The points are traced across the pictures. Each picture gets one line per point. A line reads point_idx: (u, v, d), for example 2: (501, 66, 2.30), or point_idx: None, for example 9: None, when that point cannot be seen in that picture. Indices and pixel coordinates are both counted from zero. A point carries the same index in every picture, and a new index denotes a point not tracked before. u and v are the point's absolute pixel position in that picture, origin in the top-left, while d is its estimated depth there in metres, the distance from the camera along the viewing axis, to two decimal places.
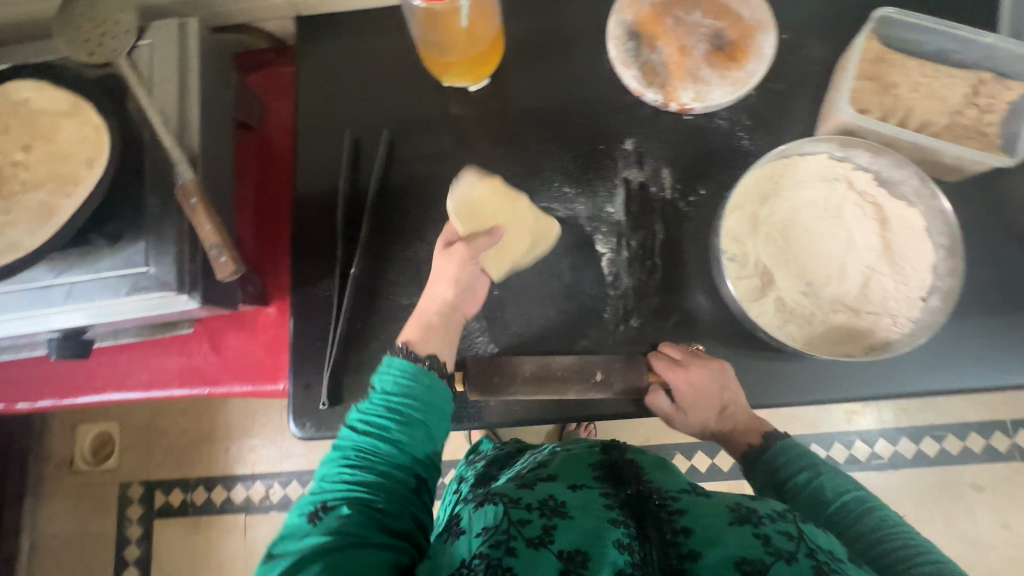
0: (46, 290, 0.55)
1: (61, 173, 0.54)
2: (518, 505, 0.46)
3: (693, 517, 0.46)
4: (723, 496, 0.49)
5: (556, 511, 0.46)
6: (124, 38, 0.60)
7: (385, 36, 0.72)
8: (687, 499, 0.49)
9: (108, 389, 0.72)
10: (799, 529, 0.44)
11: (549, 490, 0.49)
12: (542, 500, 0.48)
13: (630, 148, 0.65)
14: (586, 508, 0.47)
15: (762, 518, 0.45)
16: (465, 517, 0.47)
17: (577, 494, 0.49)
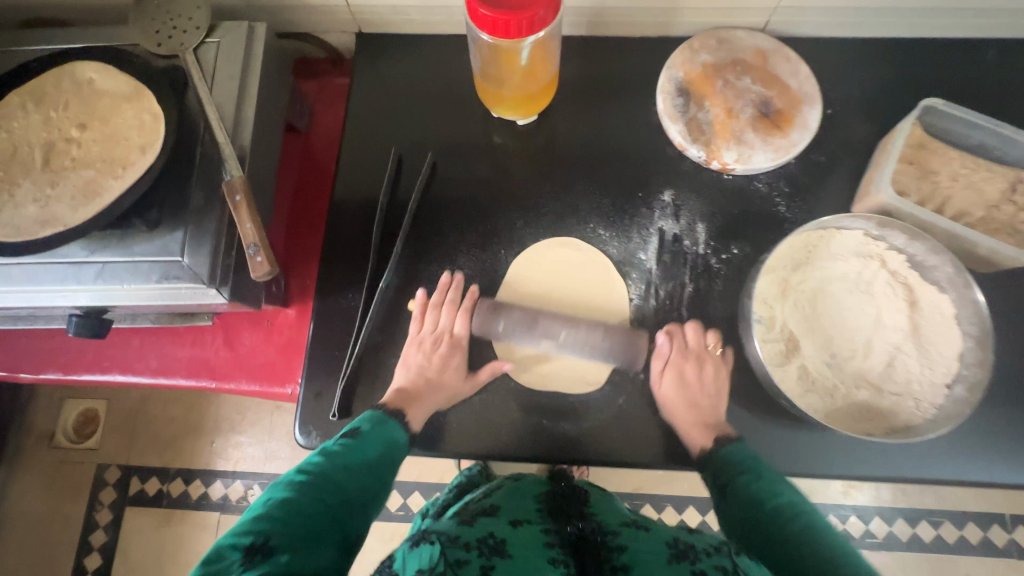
0: (80, 267, 0.55)
1: (116, 154, 0.56)
2: (456, 544, 0.49)
3: (631, 551, 0.52)
4: (663, 533, 0.55)
5: (495, 551, 0.49)
6: (195, 34, 0.62)
7: (441, 60, 0.74)
8: (625, 534, 0.56)
9: (113, 370, 0.71)
10: (734, 563, 0.51)
11: (489, 528, 0.53)
12: (481, 537, 0.51)
13: (667, 199, 0.66)
14: (524, 544, 0.51)
15: (700, 555, 0.51)
16: (400, 558, 0.47)
17: (515, 535, 0.53)
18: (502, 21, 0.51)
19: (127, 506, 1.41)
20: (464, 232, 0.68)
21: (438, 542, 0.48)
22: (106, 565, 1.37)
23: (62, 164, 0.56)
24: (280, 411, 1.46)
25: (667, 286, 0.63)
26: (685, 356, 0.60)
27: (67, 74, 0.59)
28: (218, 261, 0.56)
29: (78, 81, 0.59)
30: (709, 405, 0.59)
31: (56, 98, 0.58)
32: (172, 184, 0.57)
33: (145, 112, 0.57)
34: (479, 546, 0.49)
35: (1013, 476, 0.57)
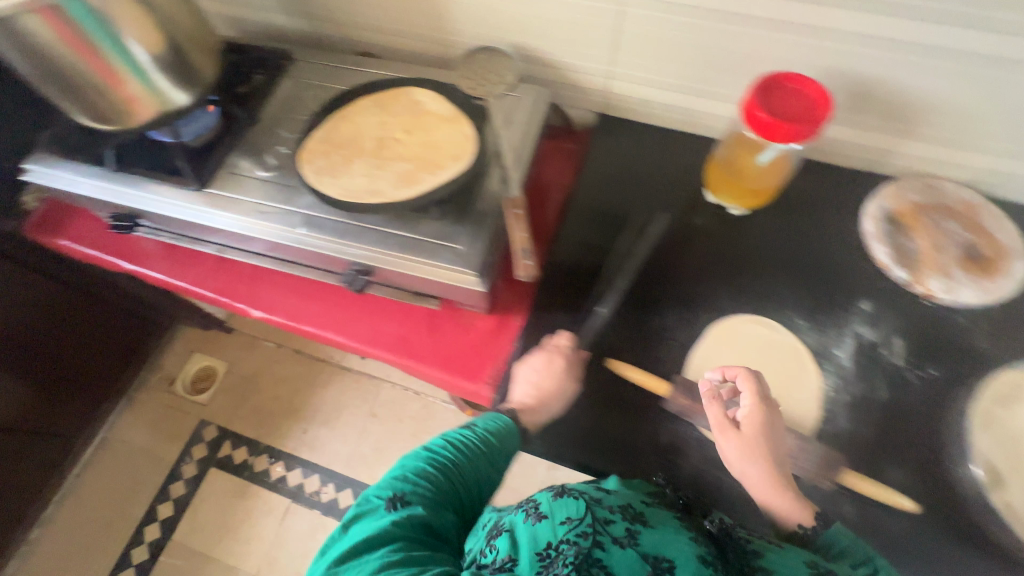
0: (377, 234, 0.68)
1: (433, 158, 0.70)
2: (600, 504, 0.52)
3: (771, 558, 0.51)
4: (800, 551, 0.52)
5: (636, 517, 0.52)
6: (500, 86, 0.78)
7: (668, 147, 0.87)
8: (761, 543, 0.53)
9: (330, 328, 0.82)
10: None
11: (626, 499, 0.55)
12: (623, 505, 0.53)
13: (865, 308, 0.71)
14: (664, 523, 0.52)
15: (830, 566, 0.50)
16: (545, 502, 0.51)
17: (654, 510, 0.54)
18: (778, 128, 0.62)
19: (212, 466, 1.48)
20: (668, 291, 0.75)
21: (584, 499, 0.51)
22: (175, 517, 1.42)
23: (389, 156, 0.71)
24: (373, 420, 1.52)
25: (862, 390, 0.66)
26: (877, 463, 0.62)
27: (406, 94, 0.76)
28: (485, 259, 0.65)
29: (412, 100, 0.75)
30: (888, 525, 0.59)
31: (394, 109, 0.75)
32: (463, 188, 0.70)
33: (462, 134, 0.71)
34: (621, 509, 0.52)
35: None
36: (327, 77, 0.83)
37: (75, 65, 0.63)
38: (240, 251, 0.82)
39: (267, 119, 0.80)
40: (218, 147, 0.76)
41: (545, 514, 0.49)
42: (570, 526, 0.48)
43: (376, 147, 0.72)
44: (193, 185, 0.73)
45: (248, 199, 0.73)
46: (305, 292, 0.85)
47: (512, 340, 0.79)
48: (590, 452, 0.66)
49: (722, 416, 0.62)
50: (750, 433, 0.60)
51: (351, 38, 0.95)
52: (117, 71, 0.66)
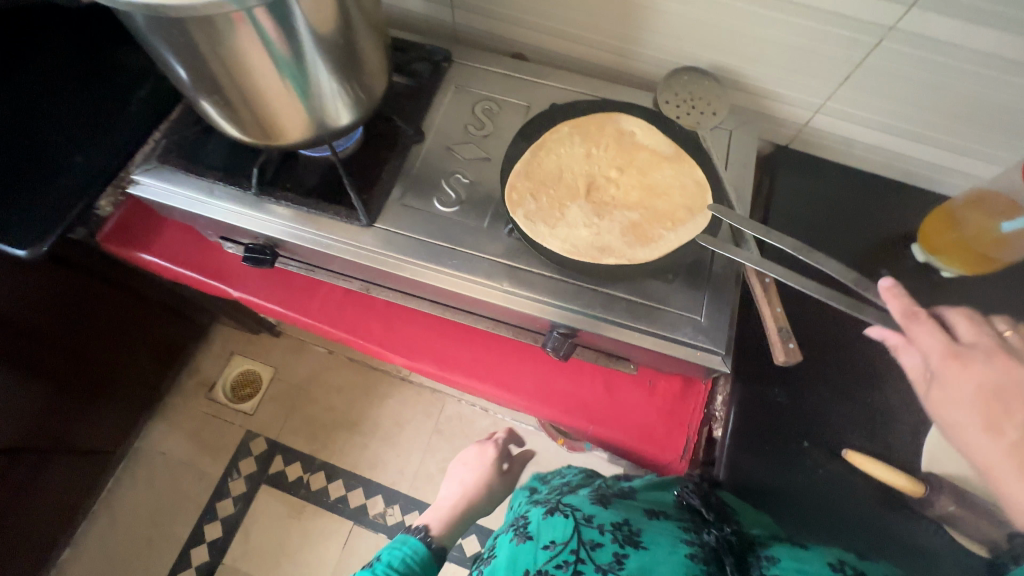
0: (601, 296, 0.58)
1: (661, 211, 0.60)
2: (591, 527, 0.58)
3: (782, 564, 0.52)
4: (819, 553, 0.52)
5: (629, 540, 0.56)
6: (713, 117, 0.68)
7: (861, 192, 0.79)
8: (779, 548, 0.55)
9: (490, 383, 0.72)
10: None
11: (622, 516, 0.60)
12: (614, 524, 0.58)
13: None
14: (659, 544, 0.56)
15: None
16: (536, 524, 0.61)
17: (656, 532, 0.58)
18: None
19: (264, 483, 1.37)
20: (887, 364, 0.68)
21: (573, 520, 0.59)
22: (226, 539, 1.31)
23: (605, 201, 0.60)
24: (438, 436, 1.42)
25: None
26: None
27: (611, 121, 0.65)
28: (730, 333, 0.57)
29: (621, 130, 0.64)
30: None
31: (601, 140, 0.64)
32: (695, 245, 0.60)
33: (690, 181, 0.61)
34: (613, 529, 0.57)
35: None
36: (498, 87, 0.71)
37: (251, 74, 0.51)
38: (391, 291, 0.69)
39: (433, 136, 0.67)
40: (383, 172, 0.64)
41: (533, 535, 0.59)
42: (554, 551, 0.56)
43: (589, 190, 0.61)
44: (362, 220, 0.61)
45: (433, 241, 0.61)
46: (458, 336, 0.74)
47: (701, 406, 0.71)
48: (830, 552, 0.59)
49: (970, 363, 0.50)
50: (995, 393, 0.49)
51: (500, 35, 0.82)
52: (295, 83, 0.53)
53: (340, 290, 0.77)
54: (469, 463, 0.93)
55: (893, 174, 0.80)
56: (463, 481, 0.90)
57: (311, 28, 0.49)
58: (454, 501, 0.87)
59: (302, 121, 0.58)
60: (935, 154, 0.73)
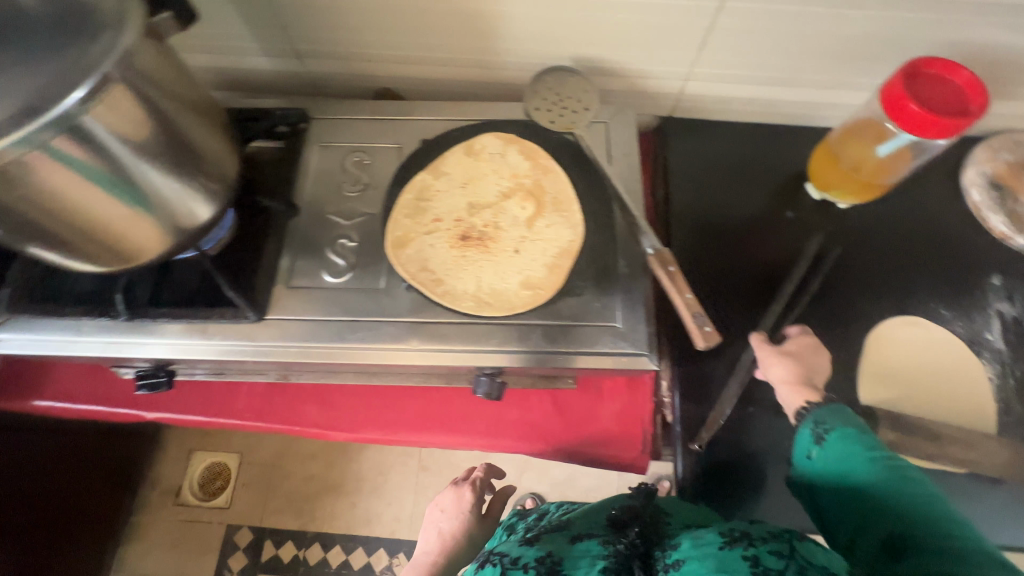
0: (515, 327, 0.56)
1: (552, 226, 0.57)
2: (515, 567, 0.52)
3: (684, 548, 0.51)
4: (712, 525, 0.52)
5: (552, 570, 0.51)
6: (588, 115, 0.66)
7: (754, 145, 0.80)
8: (684, 533, 0.53)
9: (438, 432, 0.70)
10: (791, 547, 0.47)
11: (547, 547, 0.55)
12: (538, 557, 0.53)
13: (998, 283, 0.70)
14: (579, 564, 0.52)
15: (754, 540, 0.47)
16: None
17: (574, 551, 0.54)
18: (930, 121, 0.56)
19: (259, 573, 1.31)
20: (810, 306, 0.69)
21: (498, 566, 0.53)
22: None
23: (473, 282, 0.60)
24: (425, 473, 1.40)
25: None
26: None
27: (511, 155, 0.62)
28: (651, 332, 0.56)
29: (511, 172, 0.61)
30: None
31: (488, 180, 0.61)
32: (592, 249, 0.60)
33: (568, 224, 0.57)
34: (537, 566, 0.52)
35: None
36: (365, 135, 0.67)
37: (72, 203, 0.46)
38: (309, 373, 0.66)
39: (309, 204, 0.63)
40: (261, 258, 0.59)
41: None
42: None
43: (463, 244, 0.57)
44: (249, 316, 0.56)
45: (333, 319, 0.57)
46: (396, 395, 0.71)
47: (649, 397, 0.70)
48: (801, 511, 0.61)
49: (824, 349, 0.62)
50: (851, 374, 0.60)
51: (360, 73, 0.78)
52: (130, 202, 0.49)
53: (261, 381, 0.72)
54: (447, 509, 0.73)
55: (773, 120, 0.81)
56: (440, 531, 0.71)
57: (126, 144, 0.45)
58: (432, 557, 0.70)
59: (156, 235, 0.53)
60: (804, 94, 0.75)
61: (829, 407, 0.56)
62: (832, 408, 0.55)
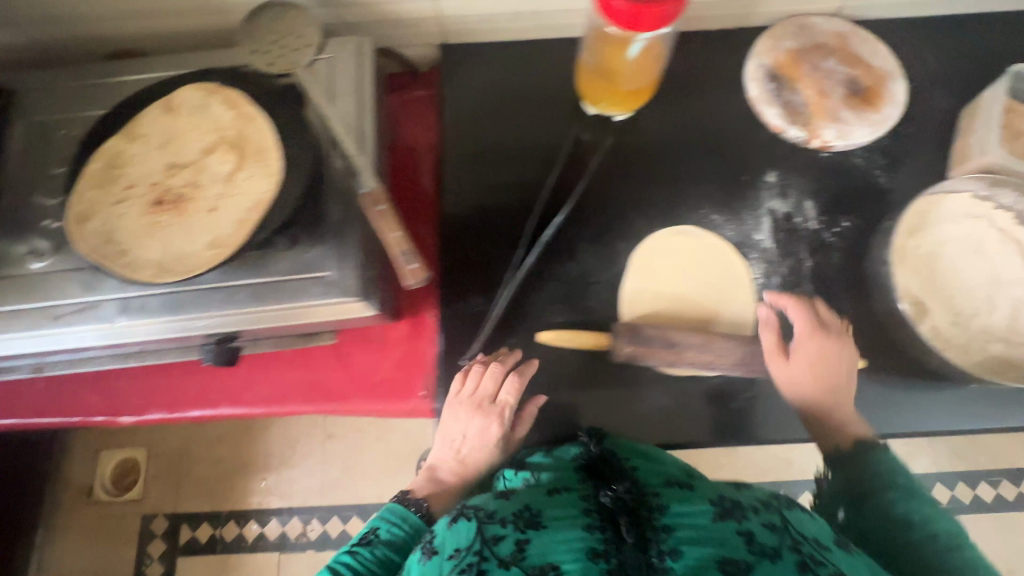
0: (219, 290, 0.54)
1: (251, 179, 0.54)
2: (494, 522, 0.48)
3: (677, 509, 0.48)
4: (701, 490, 0.51)
5: (531, 523, 0.47)
6: (307, 52, 0.61)
7: (532, 63, 0.74)
8: (671, 492, 0.51)
9: (222, 403, 0.69)
10: (783, 518, 0.47)
11: (524, 501, 0.50)
12: (517, 510, 0.49)
13: (772, 180, 0.68)
14: (562, 521, 0.47)
15: (747, 514, 0.47)
16: (440, 536, 0.49)
17: (552, 503, 0.50)
18: (636, 13, 0.52)
19: (180, 555, 1.35)
20: (579, 228, 0.67)
21: (477, 518, 0.48)
22: None
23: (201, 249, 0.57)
24: (333, 440, 1.42)
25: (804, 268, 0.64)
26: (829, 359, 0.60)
27: (212, 106, 0.57)
28: (364, 276, 0.55)
29: (214, 126, 0.56)
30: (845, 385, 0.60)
31: (186, 137, 0.56)
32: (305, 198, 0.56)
33: (267, 175, 0.54)
34: (514, 521, 0.47)
35: None
36: (72, 104, 0.62)
37: None
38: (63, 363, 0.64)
39: (13, 188, 0.59)
40: None
41: (435, 552, 0.48)
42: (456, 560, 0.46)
43: (156, 210, 0.53)
44: None
45: (35, 307, 0.54)
46: (177, 373, 0.70)
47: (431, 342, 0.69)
48: (565, 430, 0.61)
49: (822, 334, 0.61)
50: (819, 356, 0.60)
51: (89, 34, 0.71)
52: None
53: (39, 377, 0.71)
54: (468, 436, 0.63)
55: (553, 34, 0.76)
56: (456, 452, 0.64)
57: None
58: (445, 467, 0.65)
59: None
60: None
61: (848, 425, 0.55)
62: (839, 536, 0.47)
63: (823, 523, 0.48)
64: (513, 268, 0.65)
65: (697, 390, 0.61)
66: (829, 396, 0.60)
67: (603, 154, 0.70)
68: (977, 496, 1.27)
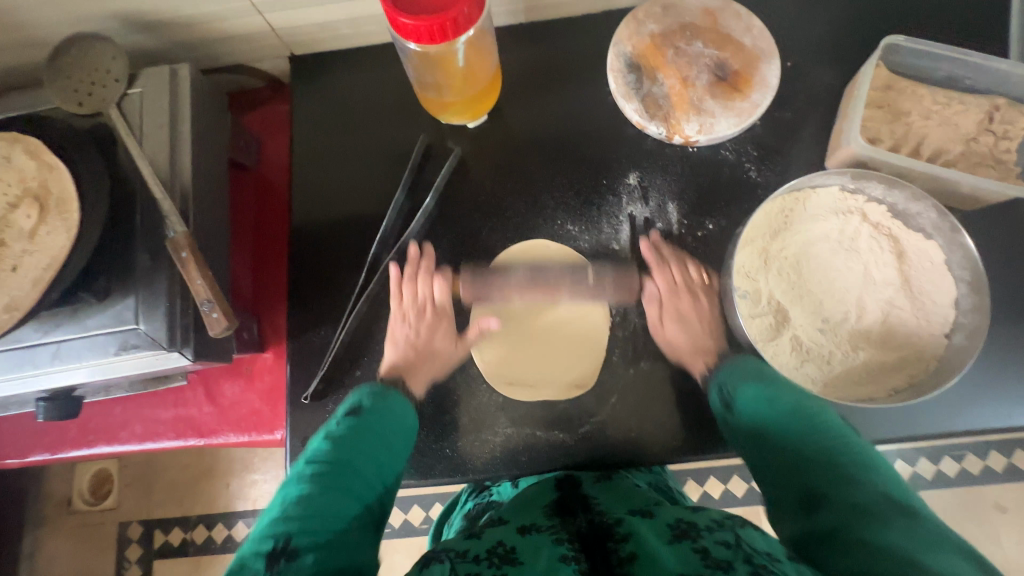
0: (33, 350, 0.53)
1: (51, 234, 0.51)
2: (466, 560, 0.42)
3: (638, 536, 0.43)
4: (669, 512, 0.46)
5: (505, 559, 0.42)
6: (115, 87, 0.58)
7: (383, 70, 0.70)
8: (636, 522, 0.45)
9: (99, 442, 0.70)
10: (738, 535, 0.40)
11: (497, 538, 0.46)
12: (489, 549, 0.44)
13: (634, 182, 0.64)
14: (529, 552, 0.43)
15: (701, 531, 0.41)
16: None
17: (527, 540, 0.45)
18: (426, 29, 0.48)
19: (155, 559, 1.42)
20: (429, 249, 0.64)
21: (448, 559, 0.41)
22: None
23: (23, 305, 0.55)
24: None
25: (660, 280, 0.60)
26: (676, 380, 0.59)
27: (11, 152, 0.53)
28: (177, 325, 0.54)
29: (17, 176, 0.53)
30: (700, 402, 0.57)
31: None
32: (115, 247, 0.55)
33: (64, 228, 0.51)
34: (489, 557, 0.42)
35: (1000, 420, 0.56)
36: None
37: None
38: None
39: None
40: None
41: None
42: None
43: None
44: None
45: None
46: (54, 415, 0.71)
47: None
48: (413, 461, 0.60)
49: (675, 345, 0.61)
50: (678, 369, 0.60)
51: None
52: None
53: None
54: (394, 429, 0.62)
55: None
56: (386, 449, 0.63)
57: None
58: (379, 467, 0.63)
59: None
60: None
61: (728, 364, 0.57)
62: (732, 365, 0.57)
63: (742, 359, 0.57)
64: (354, 296, 0.64)
65: (546, 414, 0.60)
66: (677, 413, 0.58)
67: (450, 166, 0.65)
68: (940, 471, 1.20)
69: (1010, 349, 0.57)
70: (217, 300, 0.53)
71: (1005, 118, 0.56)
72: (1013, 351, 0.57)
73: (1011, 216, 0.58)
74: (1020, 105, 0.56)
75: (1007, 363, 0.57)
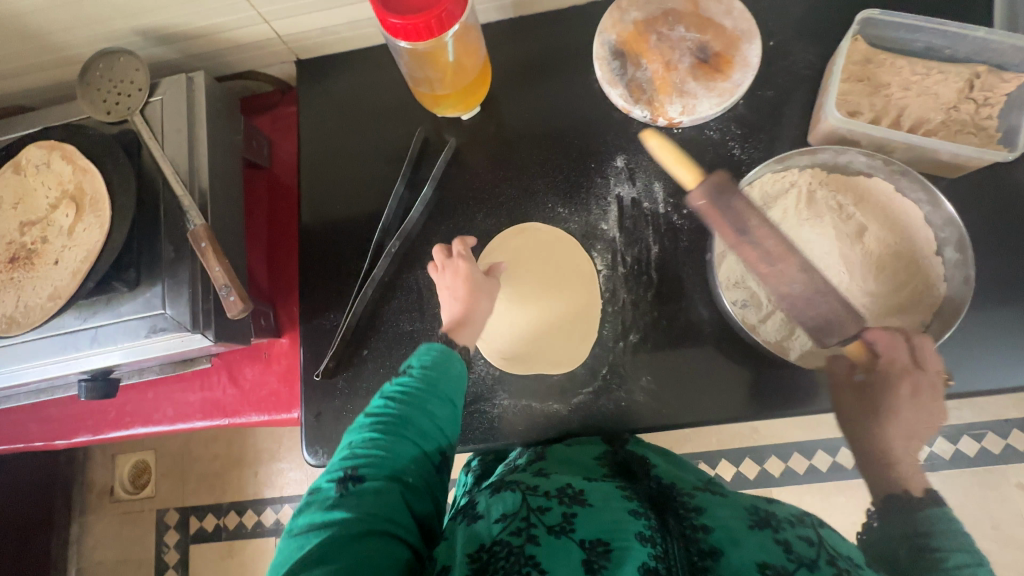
0: (74, 334, 0.59)
1: (87, 230, 0.57)
2: (536, 493, 0.48)
3: (710, 511, 0.48)
4: (741, 498, 0.50)
5: (576, 500, 0.48)
6: (138, 96, 0.63)
7: (382, 69, 0.74)
8: (705, 498, 0.50)
9: (135, 423, 0.76)
10: (819, 535, 0.45)
11: (566, 480, 0.51)
12: (560, 488, 0.50)
13: (621, 164, 0.66)
14: (602, 500, 0.49)
15: (782, 523, 0.45)
16: (483, 502, 0.49)
17: (593, 486, 0.51)
18: (411, 27, 0.52)
19: (191, 543, 1.50)
20: (428, 235, 0.68)
21: (520, 489, 0.49)
22: None
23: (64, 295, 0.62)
24: None
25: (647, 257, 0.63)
26: (664, 356, 0.61)
27: (52, 159, 0.60)
28: (198, 310, 0.59)
29: (56, 180, 0.60)
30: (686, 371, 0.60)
31: (36, 193, 0.60)
32: (143, 241, 0.60)
33: (96, 224, 0.57)
34: (560, 495, 0.48)
35: (991, 385, 0.57)
36: None
37: None
38: None
39: None
40: None
41: (481, 515, 0.47)
42: (507, 522, 0.45)
43: (11, 267, 0.59)
44: None
45: None
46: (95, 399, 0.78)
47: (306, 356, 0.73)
48: None
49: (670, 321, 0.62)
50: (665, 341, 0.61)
51: None
52: None
53: None
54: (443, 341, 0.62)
55: None
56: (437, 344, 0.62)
57: None
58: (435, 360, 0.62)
59: None
60: None
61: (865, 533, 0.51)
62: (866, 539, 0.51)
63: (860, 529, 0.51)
64: (361, 281, 0.67)
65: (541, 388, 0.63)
66: (664, 383, 0.61)
67: (446, 156, 0.69)
68: (958, 451, 1.18)
69: (998, 314, 0.57)
70: (234, 284, 0.57)
71: (986, 85, 0.57)
72: (1002, 316, 0.57)
73: (995, 182, 0.59)
74: (1002, 71, 0.57)
75: (997, 328, 0.57)
